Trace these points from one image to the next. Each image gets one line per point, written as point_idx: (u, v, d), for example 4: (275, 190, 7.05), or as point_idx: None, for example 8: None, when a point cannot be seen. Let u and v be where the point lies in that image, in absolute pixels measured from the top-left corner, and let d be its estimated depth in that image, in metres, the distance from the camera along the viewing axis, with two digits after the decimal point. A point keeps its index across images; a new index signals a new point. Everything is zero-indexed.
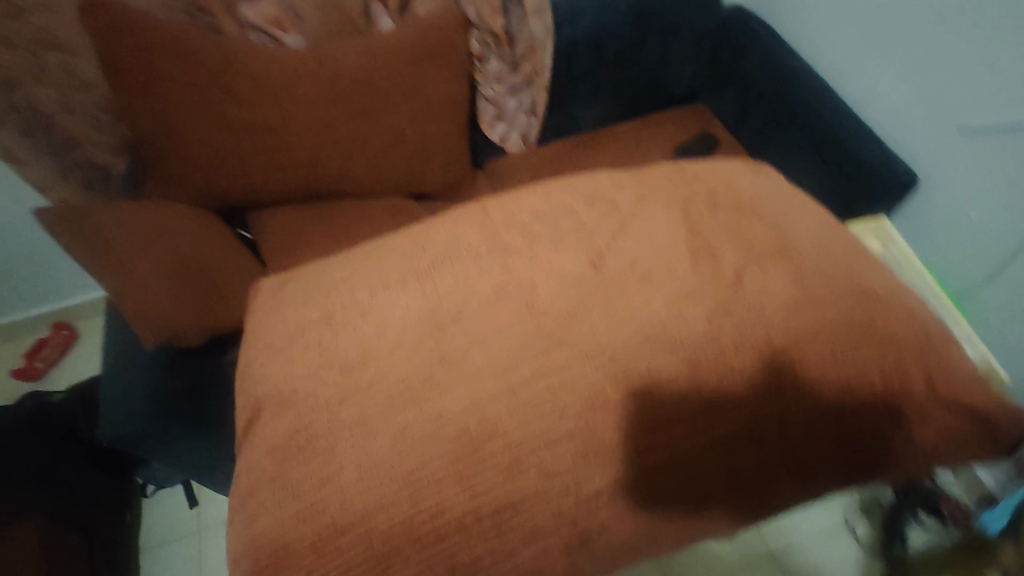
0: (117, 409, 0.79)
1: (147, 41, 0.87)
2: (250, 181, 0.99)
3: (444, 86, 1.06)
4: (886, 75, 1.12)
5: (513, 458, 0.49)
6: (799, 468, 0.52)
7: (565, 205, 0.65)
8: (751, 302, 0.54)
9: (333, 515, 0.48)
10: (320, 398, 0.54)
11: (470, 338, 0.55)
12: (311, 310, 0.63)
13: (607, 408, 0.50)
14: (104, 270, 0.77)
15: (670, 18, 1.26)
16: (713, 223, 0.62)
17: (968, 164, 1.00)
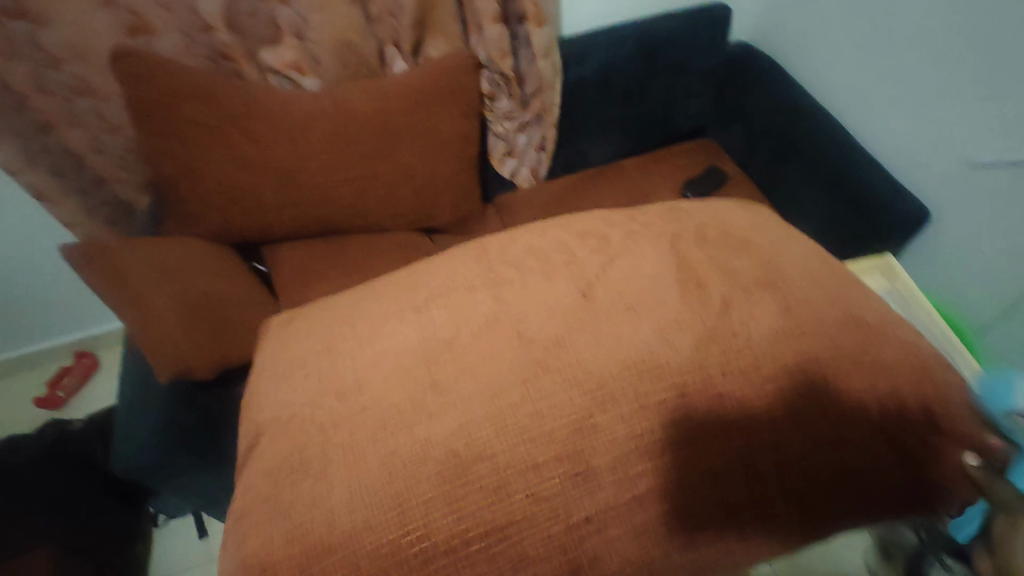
0: (130, 440, 0.81)
1: (171, 88, 0.91)
2: (265, 217, 1.03)
3: (454, 125, 1.09)
4: (893, 111, 1.13)
5: (500, 480, 0.49)
6: (800, 505, 0.51)
7: (562, 239, 0.67)
8: (737, 327, 0.55)
9: (321, 536, 0.48)
10: (317, 420, 0.55)
11: (464, 366, 0.55)
12: (314, 340, 0.64)
13: (596, 434, 0.50)
14: (122, 304, 0.79)
15: (677, 57, 1.29)
16: (703, 257, 0.62)
17: (978, 199, 1.00)
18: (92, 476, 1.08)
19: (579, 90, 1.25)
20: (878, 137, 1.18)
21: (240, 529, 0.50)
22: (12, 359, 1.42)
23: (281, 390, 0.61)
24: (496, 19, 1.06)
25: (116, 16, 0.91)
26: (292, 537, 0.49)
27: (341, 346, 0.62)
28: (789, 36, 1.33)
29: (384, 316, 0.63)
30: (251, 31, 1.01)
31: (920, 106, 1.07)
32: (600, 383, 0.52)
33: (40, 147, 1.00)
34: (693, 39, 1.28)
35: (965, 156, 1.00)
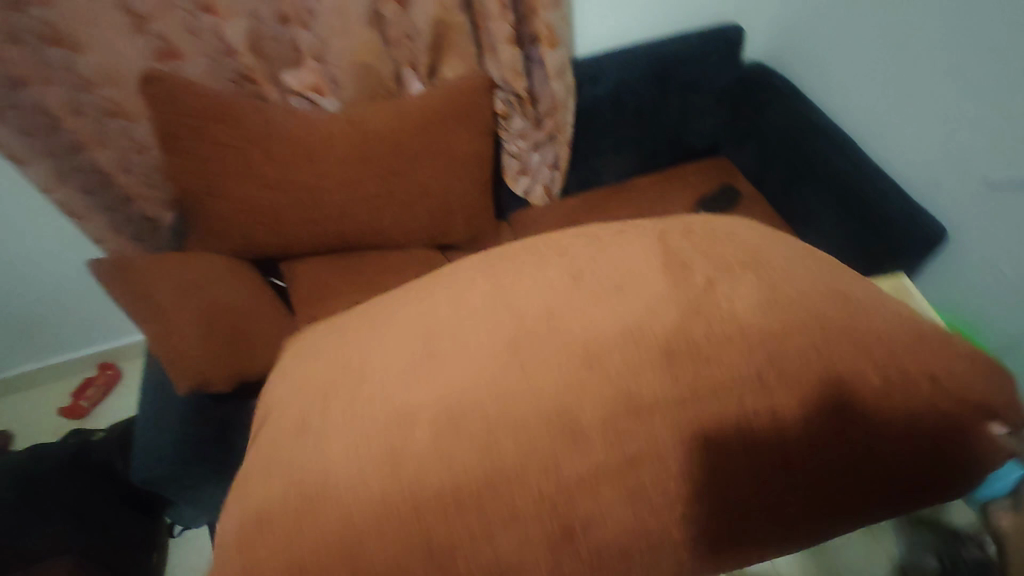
0: (150, 452, 0.82)
1: (197, 110, 0.95)
2: (284, 234, 1.05)
3: (469, 144, 1.11)
4: (909, 130, 1.12)
5: (487, 433, 0.46)
6: (807, 468, 0.46)
7: (553, 236, 0.65)
8: (722, 303, 0.52)
9: (309, 484, 0.47)
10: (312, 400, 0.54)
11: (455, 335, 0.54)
12: (325, 334, 0.65)
13: (585, 393, 0.47)
14: (145, 319, 0.82)
15: (690, 77, 1.30)
16: (691, 245, 0.59)
17: (998, 219, 0.98)
18: (112, 485, 1.09)
19: (592, 109, 1.27)
20: (895, 155, 1.17)
21: (236, 520, 0.49)
22: (39, 370, 1.46)
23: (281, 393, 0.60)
24: (511, 41, 1.08)
25: (148, 43, 0.95)
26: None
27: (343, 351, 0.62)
28: (802, 57, 1.34)
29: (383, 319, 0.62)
30: (273, 55, 1.04)
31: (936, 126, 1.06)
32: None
33: (72, 165, 1.04)
34: (706, 59, 1.29)
35: (983, 175, 0.99)
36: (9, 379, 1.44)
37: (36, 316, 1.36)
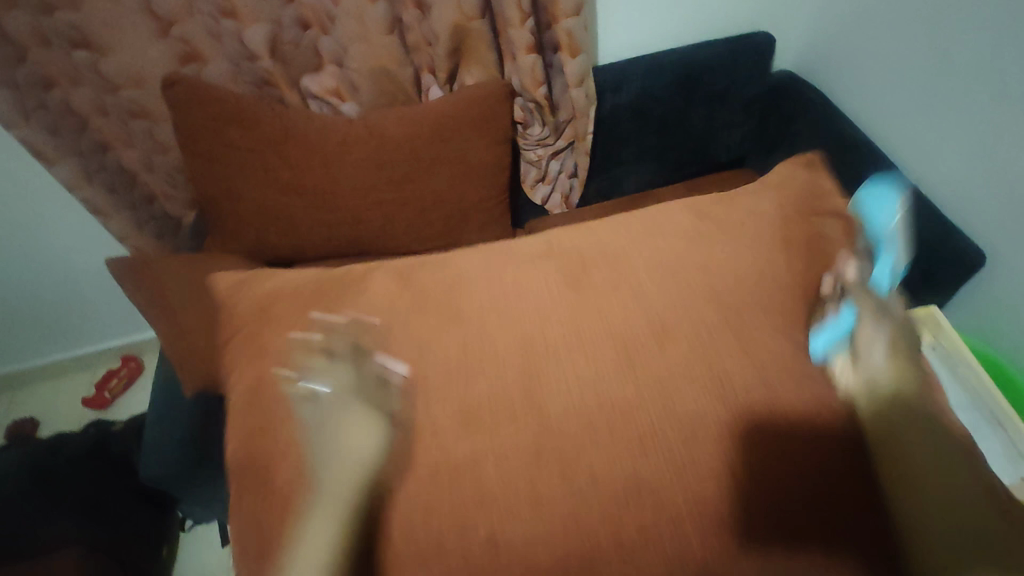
0: (156, 450, 0.87)
1: (216, 115, 0.98)
2: (301, 240, 1.07)
3: (486, 152, 1.09)
4: (902, 99, 1.07)
5: (456, 393, 0.60)
6: (579, 362, 0.60)
7: (528, 265, 0.70)
8: (627, 292, 0.65)
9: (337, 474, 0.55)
10: (333, 354, 0.64)
11: (463, 315, 0.65)
12: (380, 279, 0.71)
13: (501, 346, 0.62)
14: (161, 313, 0.91)
15: (717, 86, 1.26)
16: (677, 236, 0.70)
17: (973, 142, 0.93)
18: (126, 481, 1.12)
19: (616, 116, 1.23)
20: (928, 174, 1.04)
21: None
22: (63, 360, 1.48)
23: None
24: (531, 49, 1.06)
25: (171, 47, 0.97)
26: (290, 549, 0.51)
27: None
28: (822, 64, 1.28)
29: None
30: (293, 60, 1.05)
31: (930, 98, 1.00)
32: (582, 356, 0.61)
33: (98, 164, 1.07)
34: (733, 69, 1.25)
35: (976, 132, 0.92)
36: (34, 367, 1.47)
37: (59, 309, 1.37)
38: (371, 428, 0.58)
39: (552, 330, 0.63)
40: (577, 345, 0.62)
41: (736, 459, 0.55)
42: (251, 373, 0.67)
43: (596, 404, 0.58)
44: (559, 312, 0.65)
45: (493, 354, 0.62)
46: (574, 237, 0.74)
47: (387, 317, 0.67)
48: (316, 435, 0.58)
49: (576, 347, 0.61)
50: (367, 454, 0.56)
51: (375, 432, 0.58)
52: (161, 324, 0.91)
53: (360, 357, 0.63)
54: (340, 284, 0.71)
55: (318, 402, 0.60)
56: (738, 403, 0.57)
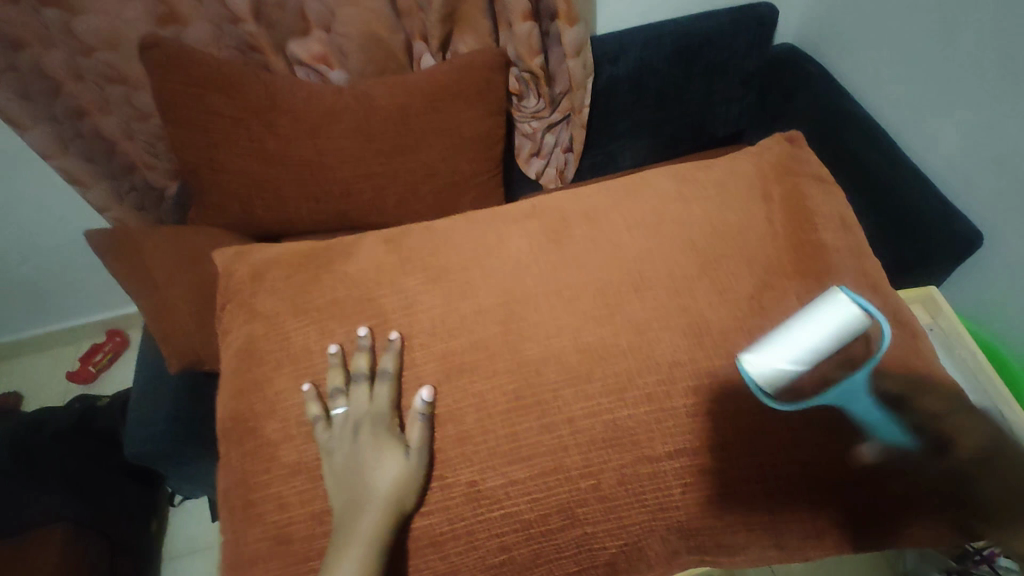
0: (139, 429, 0.85)
1: (197, 80, 0.94)
2: (286, 213, 1.04)
3: (479, 124, 1.05)
4: (903, 77, 1.04)
5: (440, 377, 0.52)
6: (585, 349, 0.52)
7: (526, 228, 0.59)
8: (632, 265, 0.55)
9: (309, 466, 0.51)
10: (300, 342, 0.55)
11: (448, 290, 0.55)
12: (356, 242, 0.61)
13: (490, 325, 0.53)
14: (141, 290, 0.87)
15: (717, 58, 1.22)
16: (701, 195, 0.60)
17: (975, 122, 0.91)
18: (112, 456, 1.10)
19: (612, 89, 1.20)
20: (929, 155, 1.02)
21: None
22: (45, 333, 1.45)
23: (229, 392, 0.56)
24: (527, 16, 1.02)
25: (147, 8, 0.92)
26: (274, 541, 0.50)
27: (262, 345, 0.56)
28: (822, 37, 1.24)
29: (333, 324, 0.55)
30: (278, 23, 1.00)
31: (933, 74, 0.97)
32: (585, 336, 0.52)
33: (74, 131, 1.03)
34: (734, 40, 1.21)
35: (979, 110, 0.90)
36: (16, 341, 1.44)
37: (38, 282, 1.33)
38: (397, 454, 0.49)
39: (547, 312, 0.54)
40: (574, 325, 0.53)
41: (742, 463, 0.50)
42: (222, 352, 0.58)
43: (598, 398, 0.50)
44: (560, 285, 0.55)
45: (479, 340, 0.53)
46: (581, 195, 0.63)
47: (356, 293, 0.56)
48: (332, 466, 0.50)
49: (572, 327, 0.53)
50: (392, 484, 0.48)
51: (401, 459, 0.49)
52: (139, 301, 0.88)
53: (333, 340, 0.55)
54: (312, 251, 0.60)
55: (347, 419, 0.51)
56: (746, 397, 0.50)
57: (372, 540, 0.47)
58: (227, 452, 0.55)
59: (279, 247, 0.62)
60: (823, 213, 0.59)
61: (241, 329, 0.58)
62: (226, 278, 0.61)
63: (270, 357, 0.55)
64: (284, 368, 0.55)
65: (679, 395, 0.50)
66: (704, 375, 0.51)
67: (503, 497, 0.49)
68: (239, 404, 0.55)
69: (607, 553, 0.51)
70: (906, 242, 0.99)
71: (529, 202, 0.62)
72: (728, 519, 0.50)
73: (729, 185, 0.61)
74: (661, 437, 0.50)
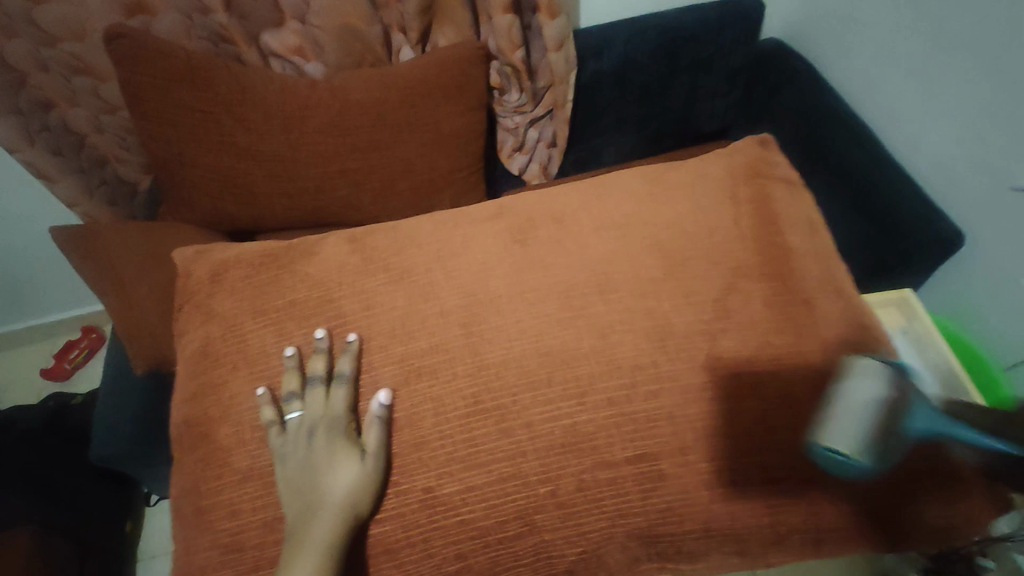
0: (105, 430, 0.84)
1: (166, 72, 0.91)
2: (260, 208, 1.02)
3: (459, 118, 1.03)
4: (888, 75, 1.03)
5: (399, 383, 0.51)
6: (547, 353, 0.50)
7: (493, 228, 0.58)
8: (599, 267, 0.54)
9: (262, 472, 0.50)
10: (256, 345, 0.53)
11: (410, 292, 0.54)
12: (318, 241, 0.59)
13: (452, 328, 0.52)
14: (108, 288, 0.85)
15: (702, 53, 1.20)
16: (672, 195, 0.59)
17: (959, 121, 0.90)
18: (84, 457, 1.08)
19: (596, 84, 1.18)
20: (913, 154, 1.01)
21: None
22: (19, 330, 1.42)
23: (183, 395, 0.54)
24: (507, 9, 0.99)
25: None
26: (225, 549, 0.49)
27: (217, 348, 0.54)
28: (808, 32, 1.23)
29: (290, 326, 0.54)
30: (250, 14, 0.97)
31: (919, 72, 0.96)
32: (549, 340, 0.51)
33: (40, 124, 1.00)
34: (719, 35, 1.19)
35: (964, 110, 0.89)
36: None
37: (10, 278, 1.30)
38: (353, 460, 0.48)
39: (509, 315, 0.52)
40: (537, 329, 0.51)
41: (707, 469, 0.48)
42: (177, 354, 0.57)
43: (561, 404, 0.49)
44: (525, 287, 0.53)
45: (440, 345, 0.51)
46: (550, 194, 0.61)
47: (315, 294, 0.55)
48: (285, 471, 0.48)
49: (535, 329, 0.51)
50: (346, 490, 0.47)
51: (355, 464, 0.47)
52: (104, 298, 0.86)
53: (290, 343, 0.53)
54: (273, 253, 0.58)
55: (302, 424, 0.49)
56: (711, 403, 0.49)
57: (325, 548, 0.45)
58: (180, 458, 0.53)
59: (238, 247, 0.60)
60: (789, 214, 0.58)
61: (197, 332, 0.56)
62: (183, 278, 0.60)
63: (224, 360, 0.53)
64: (238, 371, 0.53)
65: (644, 402, 0.49)
66: (671, 380, 0.50)
67: (459, 504, 0.48)
68: (191, 409, 0.53)
69: (566, 562, 0.49)
70: (888, 241, 0.98)
71: (497, 200, 0.61)
72: (689, 525, 0.48)
73: (699, 184, 0.59)
74: (621, 442, 0.48)
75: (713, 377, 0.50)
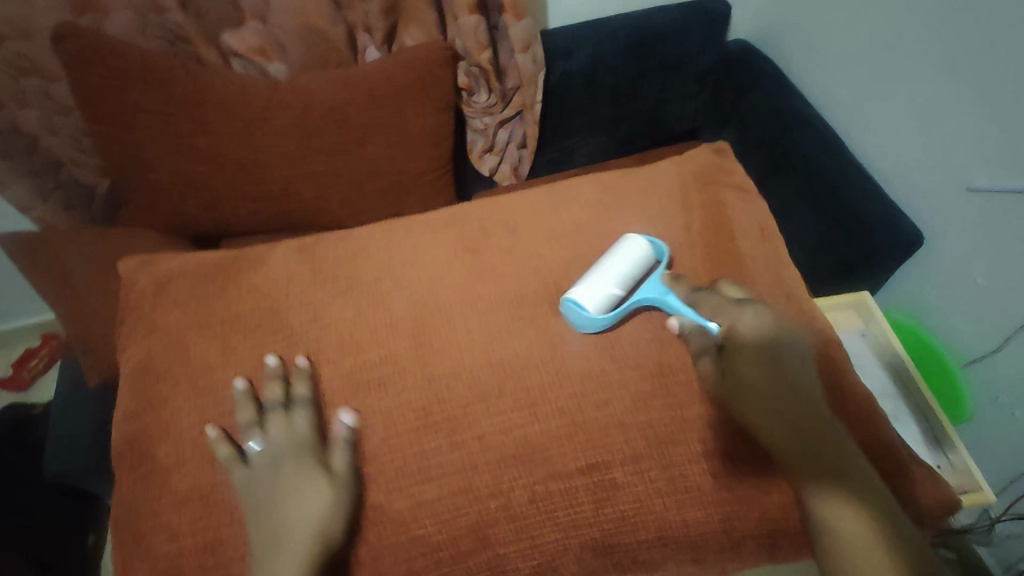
0: (59, 444, 0.81)
1: (118, 72, 0.88)
2: (222, 213, 0.99)
3: (426, 120, 1.02)
4: (851, 77, 1.04)
5: (351, 396, 0.50)
6: (500, 364, 0.50)
7: (447, 238, 0.58)
8: (551, 277, 0.55)
9: (205, 491, 0.48)
10: (201, 359, 0.52)
11: (363, 303, 0.54)
12: (271, 253, 0.58)
13: (404, 338, 0.52)
14: (59, 298, 0.82)
15: (671, 55, 1.20)
16: (622, 203, 0.59)
17: (919, 122, 0.92)
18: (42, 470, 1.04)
19: (565, 85, 1.17)
20: (874, 155, 1.02)
21: None
22: None
23: (125, 412, 0.53)
24: (472, 9, 0.99)
25: None
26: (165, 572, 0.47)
27: (160, 363, 0.53)
28: (775, 34, 1.23)
29: (237, 339, 0.52)
30: (207, 13, 0.94)
31: (880, 74, 0.97)
32: (501, 350, 0.51)
33: None
34: (688, 37, 1.19)
35: (923, 111, 0.90)
36: None
37: None
38: (323, 483, 0.46)
39: (460, 326, 0.52)
40: (489, 339, 0.51)
41: (658, 478, 0.48)
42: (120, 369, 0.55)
43: (514, 416, 0.49)
44: (477, 297, 0.54)
45: (391, 356, 0.51)
46: (505, 203, 0.61)
47: (266, 306, 0.54)
48: (253, 500, 0.47)
49: (487, 340, 0.51)
50: (321, 516, 0.45)
51: (328, 488, 0.46)
52: (56, 309, 0.83)
53: (238, 357, 0.52)
54: (224, 265, 0.57)
55: (266, 451, 0.48)
56: (661, 410, 0.49)
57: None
58: (121, 478, 0.51)
59: (187, 258, 0.59)
60: (741, 222, 0.59)
61: (140, 346, 0.54)
62: (127, 290, 0.58)
63: (169, 375, 0.52)
64: (183, 386, 0.51)
65: (597, 412, 0.49)
66: (623, 389, 0.50)
67: (410, 521, 0.47)
68: (133, 426, 0.52)
69: None
70: (851, 242, 1.00)
71: (452, 211, 0.61)
72: (643, 535, 0.48)
73: (651, 193, 0.60)
74: (575, 453, 0.48)
75: (661, 384, 0.50)
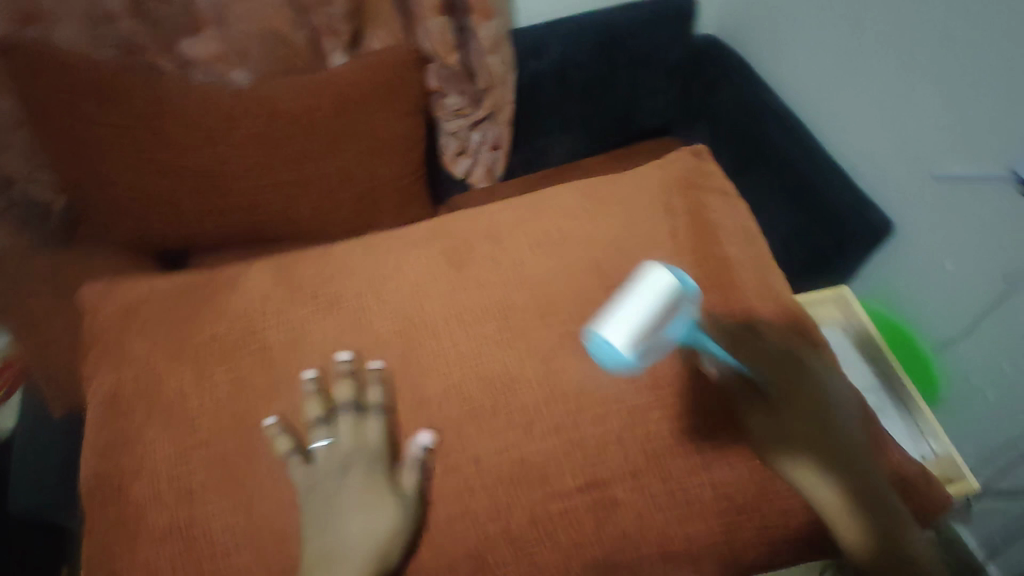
0: (23, 478, 0.77)
1: (69, 85, 0.84)
2: (188, 228, 0.96)
3: (397, 125, 1.00)
4: (817, 70, 1.05)
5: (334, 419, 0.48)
6: (486, 378, 0.50)
7: (426, 252, 0.56)
8: (534, 288, 0.54)
9: (183, 527, 0.46)
10: (173, 387, 0.50)
11: (343, 323, 0.52)
12: (242, 273, 0.56)
13: (387, 358, 0.50)
14: (18, 325, 0.78)
15: (640, 51, 1.20)
16: (603, 209, 0.59)
17: (885, 113, 0.93)
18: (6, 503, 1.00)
19: (536, 84, 1.16)
20: (843, 146, 1.04)
21: None
22: None
23: (93, 446, 0.50)
24: (439, 10, 0.97)
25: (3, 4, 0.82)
26: None
27: (129, 393, 0.50)
28: (741, 28, 1.24)
29: (211, 365, 0.50)
30: (162, 20, 0.91)
31: (845, 66, 0.99)
32: (486, 365, 0.50)
33: None
34: (656, 33, 1.19)
35: (889, 102, 0.92)
36: None
37: None
38: (392, 503, 0.45)
39: (444, 342, 0.51)
40: (474, 354, 0.50)
41: (650, 485, 0.48)
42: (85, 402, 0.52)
43: (503, 431, 0.48)
44: (460, 311, 0.52)
45: (374, 376, 0.49)
46: (483, 213, 0.60)
47: (241, 330, 0.52)
48: (310, 506, 0.46)
49: (472, 355, 0.50)
50: (383, 535, 0.44)
51: (395, 507, 0.45)
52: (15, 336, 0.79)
53: (212, 384, 0.50)
54: (192, 287, 0.55)
55: (330, 459, 0.47)
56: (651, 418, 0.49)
57: None
58: (92, 516, 0.49)
59: (152, 281, 0.56)
60: (720, 222, 0.59)
61: (107, 377, 0.51)
62: (89, 318, 0.55)
63: (139, 406, 0.50)
64: (154, 417, 0.49)
65: (586, 423, 0.48)
66: (611, 398, 0.49)
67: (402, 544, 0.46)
68: (103, 462, 0.49)
69: None
70: (823, 233, 1.01)
71: (429, 223, 0.60)
72: (638, 543, 0.48)
73: (631, 197, 0.60)
74: (566, 465, 0.47)
75: (649, 391, 0.50)
